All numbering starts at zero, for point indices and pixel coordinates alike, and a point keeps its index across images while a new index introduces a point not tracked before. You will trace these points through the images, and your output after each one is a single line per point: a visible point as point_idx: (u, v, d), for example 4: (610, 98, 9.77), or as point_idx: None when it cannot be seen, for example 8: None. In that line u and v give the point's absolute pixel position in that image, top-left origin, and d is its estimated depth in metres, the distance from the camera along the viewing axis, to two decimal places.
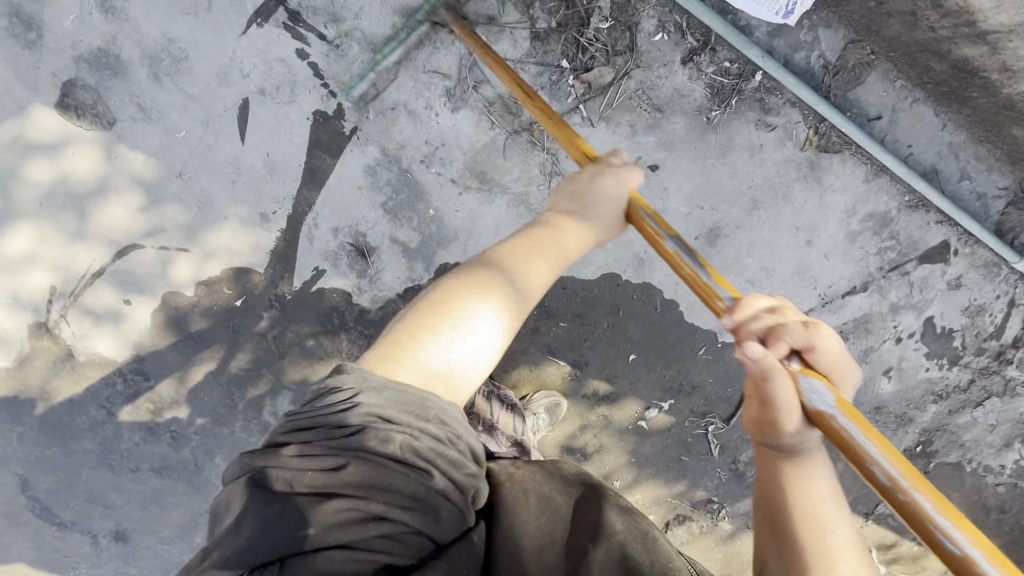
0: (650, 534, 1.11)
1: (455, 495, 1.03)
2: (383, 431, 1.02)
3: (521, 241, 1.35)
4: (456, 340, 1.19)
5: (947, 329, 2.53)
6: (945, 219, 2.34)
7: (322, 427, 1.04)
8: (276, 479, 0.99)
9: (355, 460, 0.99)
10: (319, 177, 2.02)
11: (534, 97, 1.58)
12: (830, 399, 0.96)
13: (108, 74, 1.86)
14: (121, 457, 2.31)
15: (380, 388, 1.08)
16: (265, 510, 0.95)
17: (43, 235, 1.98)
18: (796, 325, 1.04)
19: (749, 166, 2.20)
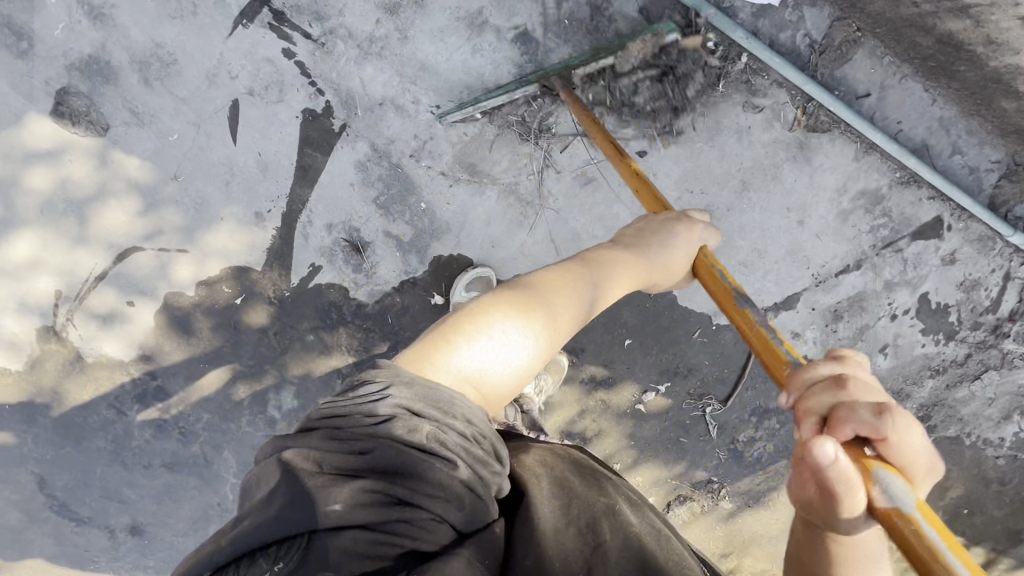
0: (661, 530, 1.13)
1: (480, 488, 0.97)
2: (411, 421, 0.97)
3: (576, 266, 1.34)
4: (495, 353, 1.15)
5: (942, 304, 2.53)
6: (937, 195, 2.34)
7: (351, 415, 0.99)
8: (303, 456, 0.95)
9: (383, 445, 0.94)
10: (311, 175, 2.05)
11: (623, 157, 1.60)
12: (912, 501, 0.77)
13: (100, 80, 1.89)
14: (133, 455, 2.38)
15: (411, 382, 1.03)
16: (291, 485, 0.91)
17: (45, 241, 2.02)
18: (867, 408, 0.84)
19: (737, 149, 2.21)
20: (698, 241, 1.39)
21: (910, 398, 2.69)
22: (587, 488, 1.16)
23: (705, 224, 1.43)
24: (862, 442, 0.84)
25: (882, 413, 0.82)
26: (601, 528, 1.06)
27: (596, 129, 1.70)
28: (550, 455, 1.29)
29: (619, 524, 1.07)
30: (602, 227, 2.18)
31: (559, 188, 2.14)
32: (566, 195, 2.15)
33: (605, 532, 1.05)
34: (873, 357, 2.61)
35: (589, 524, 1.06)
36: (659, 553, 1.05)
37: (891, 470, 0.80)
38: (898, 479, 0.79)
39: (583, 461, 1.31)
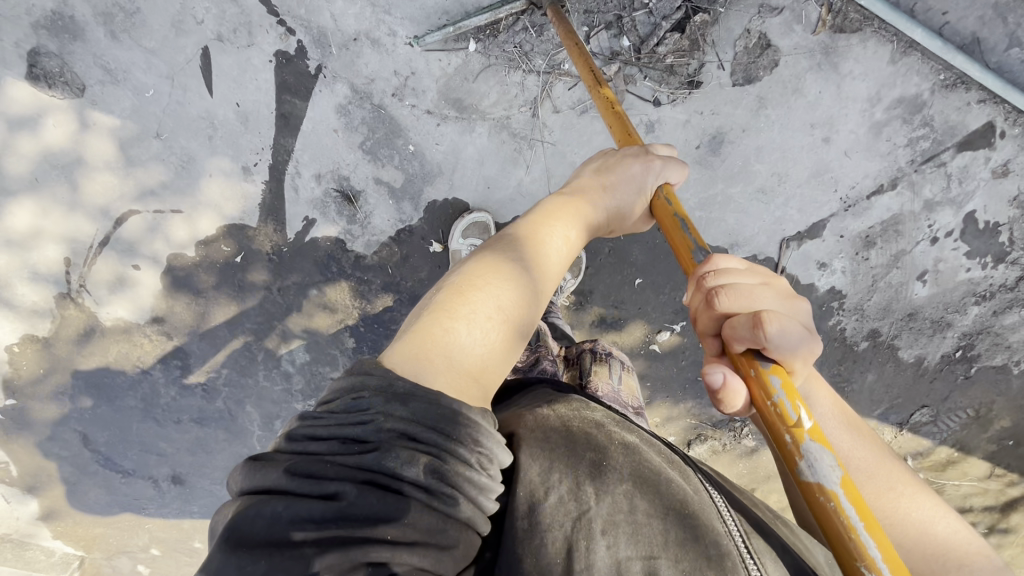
0: (662, 475, 1.10)
1: (479, 522, 0.93)
2: (408, 451, 0.89)
3: (541, 222, 1.33)
4: (488, 334, 1.10)
5: (991, 223, 2.29)
6: (988, 97, 2.06)
7: (337, 442, 0.91)
8: (265, 513, 0.83)
9: (364, 488, 0.85)
10: (292, 123, 1.97)
11: (602, 86, 1.56)
12: (834, 473, 0.85)
13: (68, 37, 1.82)
14: (163, 411, 2.50)
15: (408, 397, 0.94)
16: (244, 563, 0.79)
17: (45, 210, 2.04)
18: (744, 324, 0.95)
19: (752, 57, 1.98)
20: (653, 178, 1.40)
21: (952, 327, 2.51)
22: (571, 449, 1.13)
23: (666, 158, 1.43)
24: (749, 355, 0.96)
25: (756, 327, 0.93)
26: (585, 494, 1.05)
27: (579, 57, 1.62)
28: (535, 414, 1.27)
29: (604, 488, 1.06)
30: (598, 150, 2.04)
31: (555, 119, 2.00)
32: (562, 126, 2.00)
33: (590, 496, 1.05)
34: (909, 285, 2.42)
35: (574, 490, 1.06)
36: (661, 516, 1.03)
37: (822, 446, 0.87)
38: (827, 451, 0.87)
39: (580, 416, 1.26)
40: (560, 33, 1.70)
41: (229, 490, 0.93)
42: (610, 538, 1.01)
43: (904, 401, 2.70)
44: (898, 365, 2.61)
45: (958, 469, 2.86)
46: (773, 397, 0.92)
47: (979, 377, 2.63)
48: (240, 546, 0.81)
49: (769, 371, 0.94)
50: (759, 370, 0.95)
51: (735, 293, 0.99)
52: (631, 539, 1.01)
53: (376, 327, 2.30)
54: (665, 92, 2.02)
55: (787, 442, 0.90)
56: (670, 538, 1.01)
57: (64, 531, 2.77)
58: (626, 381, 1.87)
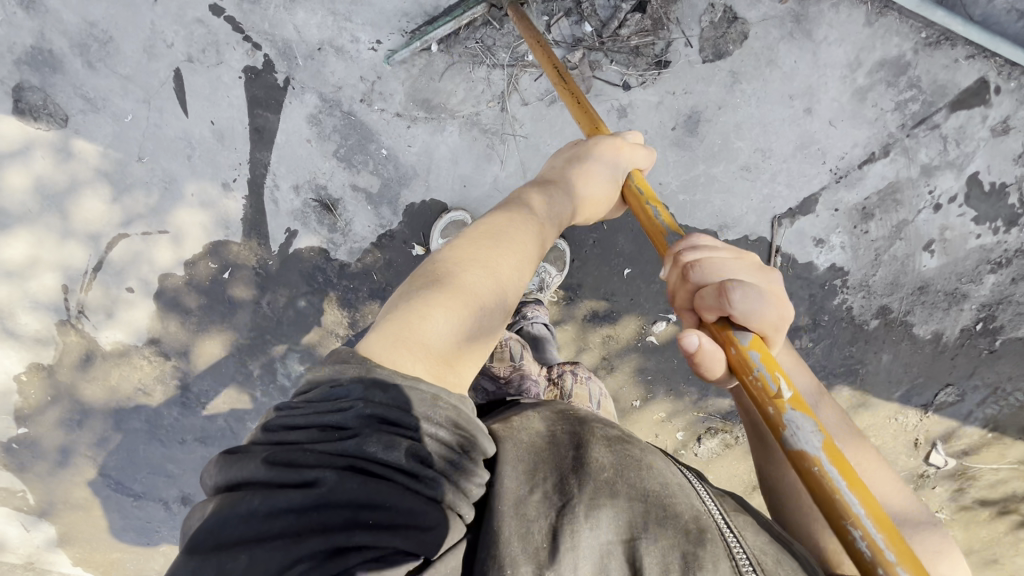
0: (643, 463, 1.04)
1: (462, 506, 0.91)
2: (388, 435, 0.87)
3: (516, 208, 1.28)
4: (467, 321, 1.05)
5: (998, 185, 2.18)
6: (976, 52, 1.98)
7: (317, 429, 0.88)
8: (240, 510, 0.80)
9: (345, 473, 0.82)
10: (266, 137, 2.00)
11: (569, 84, 1.53)
12: (815, 439, 0.80)
13: (48, 71, 1.89)
14: (167, 432, 2.53)
15: (390, 383, 0.91)
16: (223, 562, 0.76)
17: (40, 239, 2.12)
18: (717, 296, 0.93)
19: (719, 31, 1.95)
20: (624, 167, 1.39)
21: (968, 299, 2.38)
22: (552, 444, 1.08)
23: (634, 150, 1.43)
24: (721, 324, 0.94)
25: (721, 295, 0.92)
26: (568, 485, 1.00)
27: (540, 51, 1.59)
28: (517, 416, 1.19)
29: (589, 478, 1.00)
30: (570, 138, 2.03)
31: (525, 112, 1.99)
32: (534, 119, 2.00)
33: (574, 489, 0.99)
34: (916, 256, 2.31)
35: (557, 484, 1.00)
36: (643, 500, 0.99)
37: (804, 412, 0.82)
38: (810, 419, 0.82)
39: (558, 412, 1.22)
40: (522, 31, 1.70)
41: (204, 485, 0.89)
42: (596, 524, 0.95)
43: (926, 380, 2.55)
44: (914, 342, 2.48)
45: (994, 452, 2.68)
46: (753, 371, 0.88)
47: (1005, 351, 2.48)
48: (218, 547, 0.78)
49: (747, 346, 0.91)
50: (738, 346, 0.92)
51: (706, 265, 0.98)
52: (614, 520, 0.96)
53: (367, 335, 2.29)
54: (634, 75, 2.00)
55: (769, 414, 0.85)
56: (646, 516, 0.97)
57: (82, 558, 2.82)
58: (604, 406, 1.80)
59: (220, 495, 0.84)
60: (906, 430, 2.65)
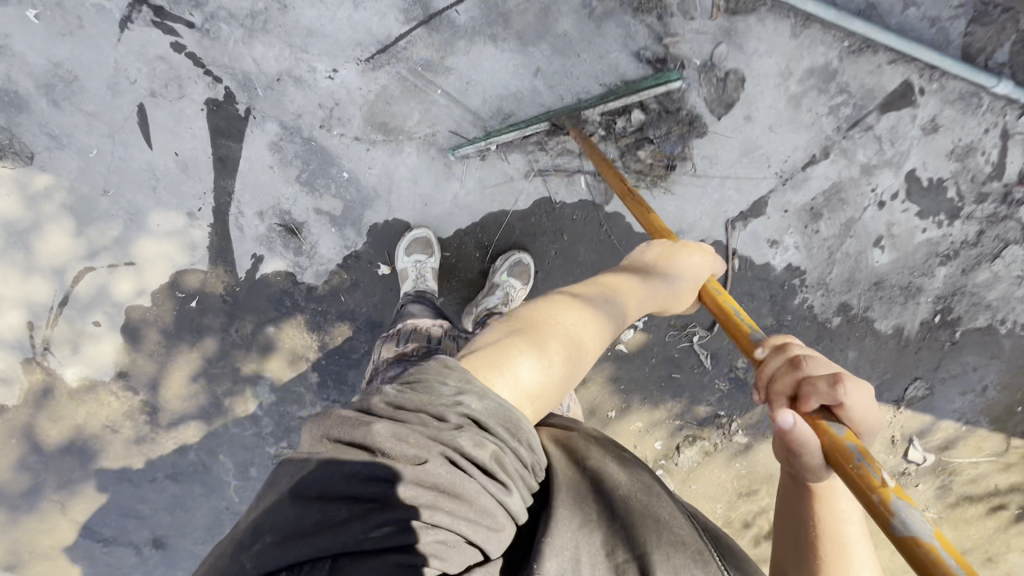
0: (655, 489, 1.09)
1: (522, 516, 0.95)
2: (477, 435, 0.92)
3: (620, 284, 1.43)
4: (553, 369, 1.13)
5: (935, 180, 2.30)
6: (897, 58, 2.12)
7: (423, 415, 0.93)
8: (344, 469, 0.86)
9: (440, 459, 0.88)
10: (230, 165, 2.06)
11: (632, 193, 1.69)
12: (925, 526, 0.75)
13: (13, 111, 1.94)
14: (138, 470, 2.48)
15: (488, 393, 0.98)
16: (327, 509, 0.84)
17: (5, 277, 2.13)
18: (822, 380, 0.95)
19: (719, 91, 2.10)
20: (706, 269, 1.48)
21: (923, 292, 2.46)
22: (573, 460, 1.11)
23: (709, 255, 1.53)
24: (820, 413, 0.94)
25: (834, 384, 0.93)
26: (587, 500, 1.02)
27: (608, 170, 1.79)
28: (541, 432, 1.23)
29: (606, 493, 1.04)
30: (523, 157, 2.13)
31: (477, 131, 2.08)
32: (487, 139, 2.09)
33: (592, 508, 1.01)
34: (868, 252, 2.39)
35: (576, 495, 1.02)
36: (655, 518, 1.02)
37: (906, 500, 0.78)
38: (913, 507, 0.78)
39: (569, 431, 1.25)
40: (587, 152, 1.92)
41: (308, 435, 0.96)
42: (609, 544, 0.98)
43: (894, 375, 2.60)
44: (877, 338, 2.53)
45: (971, 445, 2.70)
46: (854, 458, 0.86)
47: (967, 342, 2.54)
48: (322, 495, 0.85)
49: (843, 436, 0.89)
50: (834, 435, 0.90)
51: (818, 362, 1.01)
52: (627, 540, 0.98)
53: (339, 358, 2.31)
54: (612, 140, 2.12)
55: (871, 502, 0.80)
56: (660, 536, 0.99)
57: None
58: (573, 411, 1.92)
59: (323, 450, 0.91)
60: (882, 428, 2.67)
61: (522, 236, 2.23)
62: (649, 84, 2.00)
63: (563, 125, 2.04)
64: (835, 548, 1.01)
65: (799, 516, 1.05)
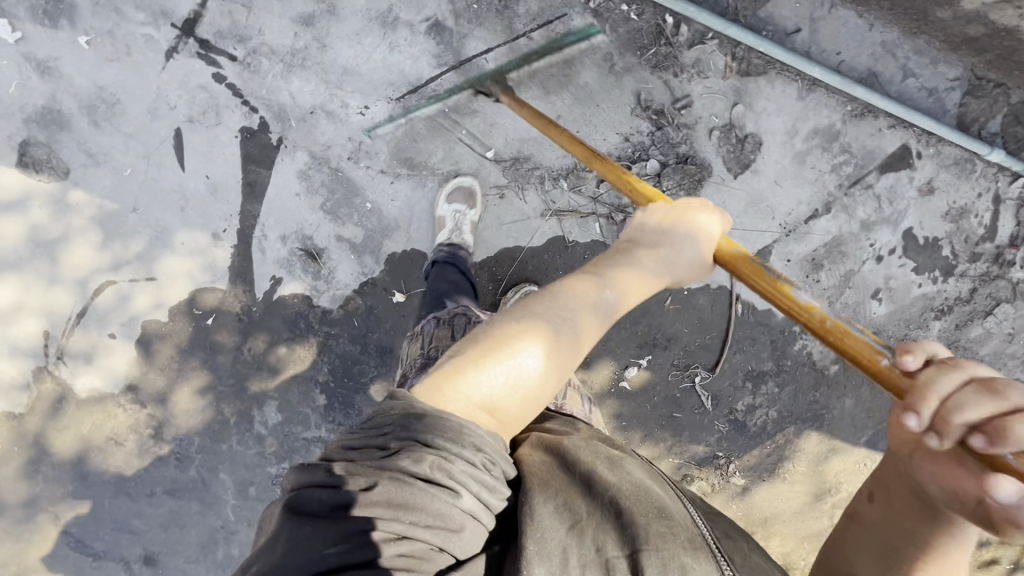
0: (644, 487, 1.15)
1: (483, 515, 0.98)
2: (417, 451, 0.95)
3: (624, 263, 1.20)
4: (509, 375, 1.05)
5: (930, 239, 2.40)
6: (897, 123, 2.25)
7: (370, 446, 0.98)
8: (306, 501, 0.90)
9: (390, 478, 0.92)
10: (257, 190, 2.13)
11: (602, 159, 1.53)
12: None
13: (54, 128, 2.02)
14: (136, 485, 2.45)
15: (424, 414, 0.99)
16: (293, 533, 0.87)
17: (27, 285, 2.18)
18: None
19: (736, 151, 2.21)
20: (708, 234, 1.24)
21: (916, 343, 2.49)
22: (564, 466, 1.18)
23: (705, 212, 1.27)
24: None
25: None
26: (577, 503, 1.09)
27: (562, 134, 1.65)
28: (529, 437, 1.30)
29: (596, 495, 1.11)
30: (540, 197, 2.21)
31: (499, 170, 2.18)
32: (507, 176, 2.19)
33: (584, 508, 1.08)
34: (866, 304, 2.45)
35: (567, 500, 1.09)
36: (644, 514, 1.08)
37: None
38: None
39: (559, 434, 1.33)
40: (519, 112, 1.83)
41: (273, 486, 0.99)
42: (600, 540, 1.04)
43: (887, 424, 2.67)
44: (873, 388, 2.61)
45: None
46: None
47: None
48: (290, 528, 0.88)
49: None
50: None
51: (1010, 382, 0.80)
52: (619, 539, 1.04)
53: (346, 380, 2.34)
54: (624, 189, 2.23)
55: None
56: (648, 533, 1.05)
57: None
58: None
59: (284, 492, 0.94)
60: None
61: (534, 271, 2.27)
62: (570, 40, 2.03)
63: (490, 92, 2.01)
64: (937, 571, 0.95)
65: (911, 536, 0.96)
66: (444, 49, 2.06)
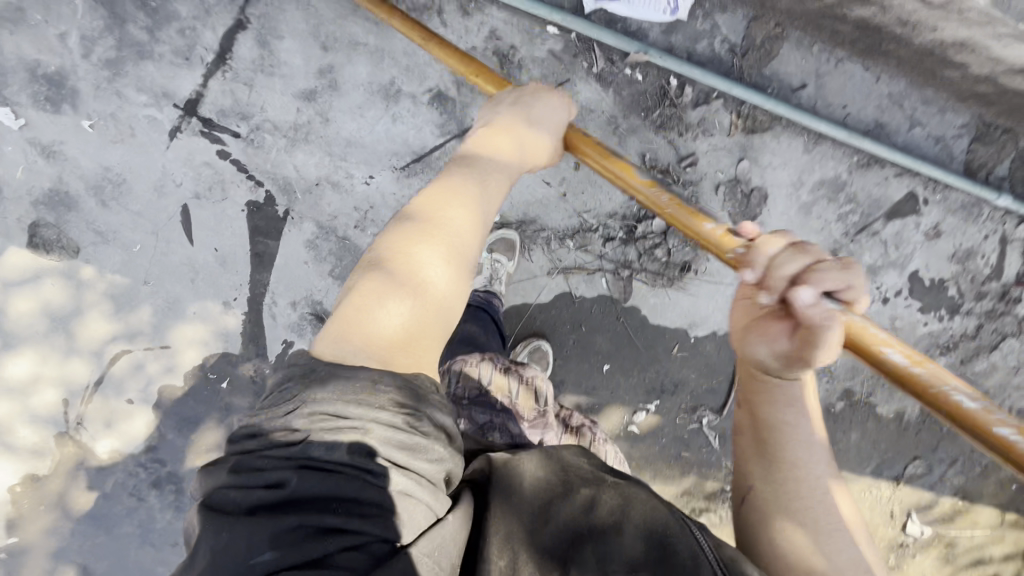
0: (650, 508, 1.09)
1: (420, 492, 0.89)
2: (326, 431, 0.87)
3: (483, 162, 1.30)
4: (411, 300, 1.08)
5: (937, 279, 2.40)
6: (903, 171, 2.24)
7: (271, 433, 0.89)
8: (225, 504, 0.85)
9: (303, 472, 0.85)
10: (266, 260, 2.15)
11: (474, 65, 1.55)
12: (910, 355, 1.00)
13: (63, 210, 2.05)
14: (161, 534, 2.42)
15: (328, 378, 0.93)
16: (215, 541, 0.82)
17: (44, 358, 2.22)
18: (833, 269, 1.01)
19: (742, 206, 2.19)
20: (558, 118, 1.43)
21: None
22: (566, 486, 1.13)
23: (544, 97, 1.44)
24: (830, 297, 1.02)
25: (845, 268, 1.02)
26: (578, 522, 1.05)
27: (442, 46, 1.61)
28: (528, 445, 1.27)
29: (596, 517, 1.06)
30: (546, 255, 2.33)
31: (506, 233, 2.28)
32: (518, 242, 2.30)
33: (585, 528, 1.05)
34: None
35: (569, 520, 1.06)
36: (643, 540, 1.03)
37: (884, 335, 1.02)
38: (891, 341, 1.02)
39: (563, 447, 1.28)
40: None
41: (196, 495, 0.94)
42: (601, 556, 1.00)
43: (892, 455, 2.71)
44: (878, 421, 2.67)
45: (968, 519, 2.79)
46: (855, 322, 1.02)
47: None
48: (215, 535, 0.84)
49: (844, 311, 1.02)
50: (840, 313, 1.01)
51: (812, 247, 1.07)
52: (621, 559, 1.00)
53: None
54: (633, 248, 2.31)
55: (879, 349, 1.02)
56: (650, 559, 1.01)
57: None
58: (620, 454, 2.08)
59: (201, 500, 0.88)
60: (882, 503, 2.74)
61: (542, 324, 2.39)
62: None
63: None
64: (789, 442, 1.13)
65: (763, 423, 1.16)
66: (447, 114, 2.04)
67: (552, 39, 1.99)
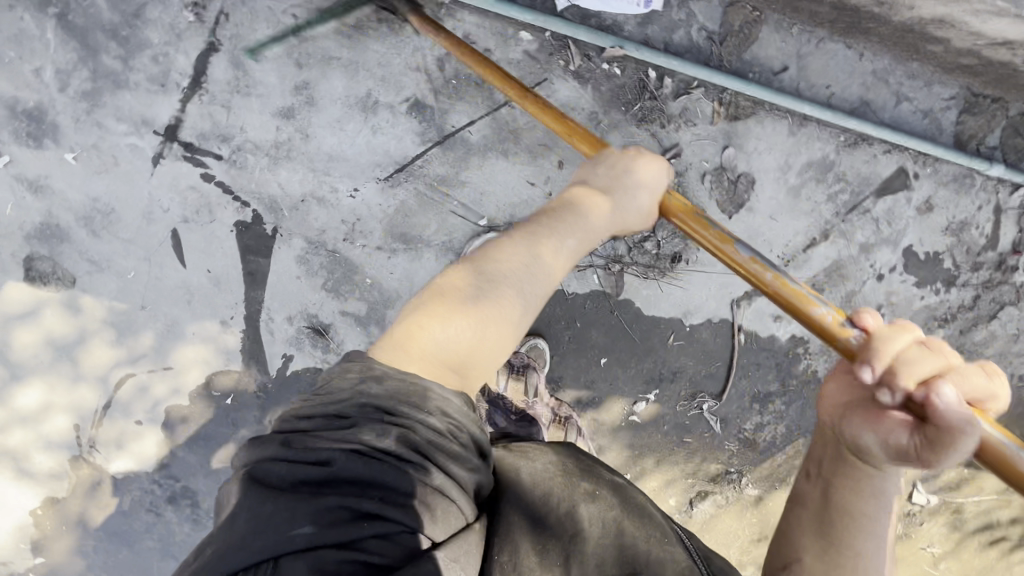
0: (647, 514, 1.25)
1: (454, 492, 0.96)
2: (380, 423, 0.95)
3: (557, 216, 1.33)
4: (461, 331, 1.15)
5: (931, 253, 2.35)
6: (891, 147, 2.21)
7: (324, 417, 0.97)
8: (273, 475, 0.90)
9: (352, 454, 0.91)
10: (259, 278, 2.17)
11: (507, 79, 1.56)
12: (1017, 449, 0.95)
13: (55, 242, 2.08)
14: (181, 545, 2.47)
15: (384, 376, 1.03)
16: (258, 508, 0.86)
17: (52, 386, 2.26)
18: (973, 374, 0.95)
19: (730, 192, 2.16)
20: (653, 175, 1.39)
21: None
22: (569, 480, 1.25)
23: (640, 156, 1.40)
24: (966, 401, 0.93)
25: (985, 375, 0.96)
26: (580, 515, 1.17)
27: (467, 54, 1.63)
28: (536, 449, 1.38)
29: (596, 512, 1.18)
30: None
31: None
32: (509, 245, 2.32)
33: (585, 522, 1.16)
34: None
35: (569, 509, 1.17)
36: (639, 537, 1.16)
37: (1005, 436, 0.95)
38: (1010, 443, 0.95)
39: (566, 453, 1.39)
40: None
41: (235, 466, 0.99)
42: (598, 550, 1.12)
43: None
44: None
45: (972, 485, 2.81)
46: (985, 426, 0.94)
47: None
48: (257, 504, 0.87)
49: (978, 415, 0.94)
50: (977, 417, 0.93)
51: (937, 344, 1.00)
52: (617, 552, 1.12)
53: None
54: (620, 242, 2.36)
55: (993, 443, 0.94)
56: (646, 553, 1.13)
57: None
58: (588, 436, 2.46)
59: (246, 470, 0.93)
60: None
61: (538, 323, 2.40)
62: None
63: None
64: (858, 531, 1.09)
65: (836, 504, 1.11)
66: (427, 124, 2.07)
67: (527, 41, 1.98)
